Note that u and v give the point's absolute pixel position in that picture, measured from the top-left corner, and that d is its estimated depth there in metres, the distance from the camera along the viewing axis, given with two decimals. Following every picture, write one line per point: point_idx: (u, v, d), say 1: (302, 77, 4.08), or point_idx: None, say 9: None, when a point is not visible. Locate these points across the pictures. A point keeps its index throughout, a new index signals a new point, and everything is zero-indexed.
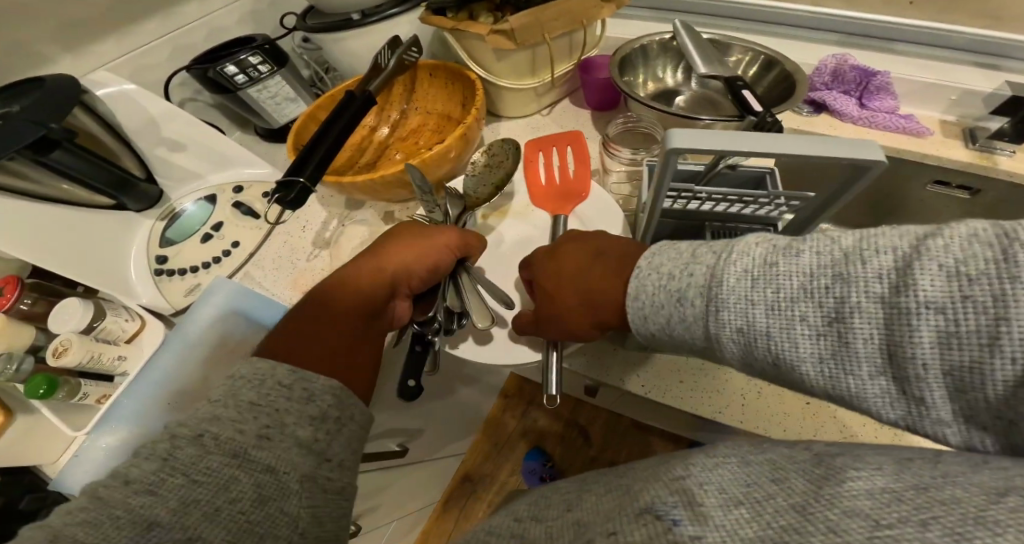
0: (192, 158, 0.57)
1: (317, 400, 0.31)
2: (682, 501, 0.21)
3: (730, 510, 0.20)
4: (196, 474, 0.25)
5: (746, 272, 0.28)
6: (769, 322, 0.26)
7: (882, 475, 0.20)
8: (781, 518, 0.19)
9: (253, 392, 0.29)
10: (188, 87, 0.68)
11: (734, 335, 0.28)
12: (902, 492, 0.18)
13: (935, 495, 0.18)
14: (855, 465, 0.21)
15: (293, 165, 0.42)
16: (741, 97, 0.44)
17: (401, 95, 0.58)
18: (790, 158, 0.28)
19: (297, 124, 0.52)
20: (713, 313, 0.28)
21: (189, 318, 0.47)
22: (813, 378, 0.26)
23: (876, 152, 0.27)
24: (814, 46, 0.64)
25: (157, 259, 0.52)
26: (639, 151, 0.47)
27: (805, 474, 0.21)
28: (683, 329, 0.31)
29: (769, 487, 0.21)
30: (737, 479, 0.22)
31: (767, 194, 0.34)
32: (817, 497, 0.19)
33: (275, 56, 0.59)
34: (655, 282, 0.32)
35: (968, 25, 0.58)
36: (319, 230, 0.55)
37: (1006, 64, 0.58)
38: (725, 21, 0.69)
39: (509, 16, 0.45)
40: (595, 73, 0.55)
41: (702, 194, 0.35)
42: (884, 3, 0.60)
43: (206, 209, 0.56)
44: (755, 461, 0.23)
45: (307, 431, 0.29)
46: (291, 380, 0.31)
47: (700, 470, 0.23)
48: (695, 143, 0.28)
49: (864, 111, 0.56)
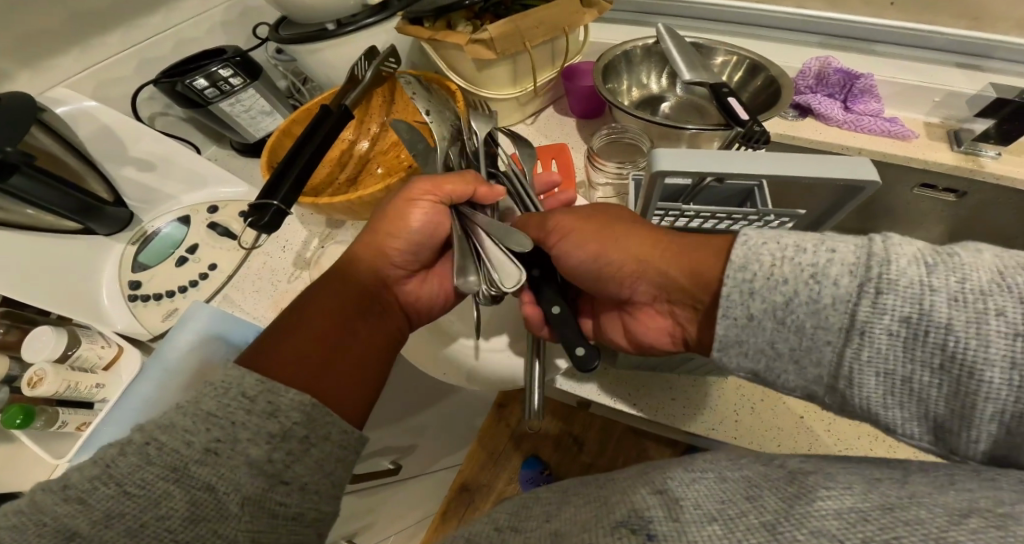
0: (163, 177, 0.55)
1: (279, 415, 0.28)
2: (658, 517, 0.22)
3: (706, 525, 0.21)
4: (130, 485, 0.24)
5: (919, 258, 0.24)
6: (950, 313, 0.22)
7: (851, 495, 0.20)
8: (751, 538, 0.19)
9: (213, 401, 0.27)
10: (158, 101, 0.65)
11: (893, 326, 0.23)
12: (868, 512, 0.19)
13: (900, 515, 0.18)
14: (827, 484, 0.21)
15: (267, 186, 0.40)
16: (728, 105, 0.43)
17: (381, 108, 0.57)
18: (779, 178, 0.27)
19: (271, 141, 0.50)
20: (870, 296, 0.24)
21: (166, 343, 0.44)
22: (994, 390, 0.21)
23: (871, 173, 0.27)
24: (798, 48, 0.64)
25: (130, 285, 0.50)
26: (626, 166, 0.46)
27: (779, 492, 0.21)
28: (812, 317, 0.26)
29: (741, 504, 0.21)
30: (712, 495, 0.22)
31: (756, 212, 0.33)
32: (787, 515, 0.20)
33: (247, 69, 0.57)
34: (772, 251, 0.27)
35: (949, 26, 0.58)
36: (299, 250, 0.54)
37: (986, 64, 0.58)
38: (707, 25, 0.68)
39: (488, 25, 0.44)
40: (579, 80, 0.54)
41: (691, 211, 0.35)
42: (863, 3, 0.60)
43: (181, 230, 0.53)
44: (732, 477, 0.23)
45: (260, 450, 0.26)
46: (255, 391, 0.28)
47: (677, 485, 0.24)
48: (681, 167, 0.27)
49: (850, 115, 0.56)
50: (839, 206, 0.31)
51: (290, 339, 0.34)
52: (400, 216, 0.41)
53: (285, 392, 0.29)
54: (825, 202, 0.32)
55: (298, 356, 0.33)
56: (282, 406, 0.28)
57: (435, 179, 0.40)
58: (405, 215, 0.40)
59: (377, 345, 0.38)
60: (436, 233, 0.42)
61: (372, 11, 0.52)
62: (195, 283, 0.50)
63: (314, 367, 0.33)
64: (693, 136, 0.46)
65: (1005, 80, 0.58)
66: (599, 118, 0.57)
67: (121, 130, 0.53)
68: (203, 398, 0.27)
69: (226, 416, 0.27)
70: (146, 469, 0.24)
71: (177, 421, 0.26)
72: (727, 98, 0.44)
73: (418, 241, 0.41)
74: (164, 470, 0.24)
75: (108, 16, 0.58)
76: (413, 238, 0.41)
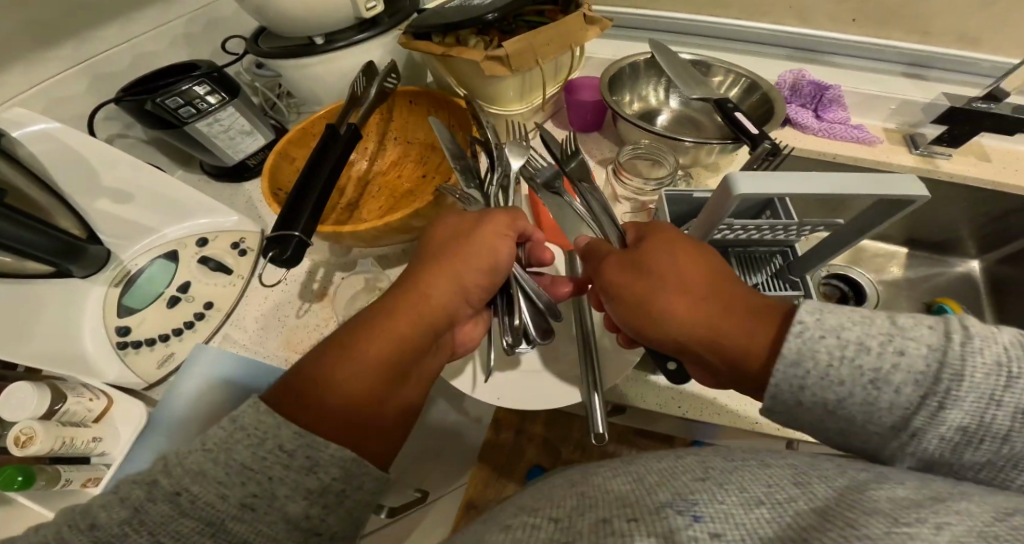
0: (140, 208, 0.52)
1: (318, 471, 0.27)
2: (701, 500, 0.22)
3: (751, 510, 0.21)
4: (162, 537, 0.24)
5: (997, 365, 0.23)
6: (1010, 423, 0.23)
7: (903, 488, 0.22)
8: (801, 517, 0.21)
9: (247, 454, 0.26)
10: (115, 121, 0.62)
11: (950, 432, 0.24)
12: (922, 502, 0.20)
13: (949, 506, 0.20)
14: (883, 482, 0.23)
15: (283, 218, 0.39)
16: (735, 117, 0.46)
17: (379, 126, 0.56)
18: (838, 197, 0.30)
19: (269, 165, 0.48)
20: (933, 406, 0.24)
21: (175, 392, 0.42)
22: None
23: (922, 188, 0.30)
24: (771, 61, 0.70)
25: (117, 331, 0.47)
26: (649, 182, 0.48)
27: (830, 482, 0.23)
28: (867, 414, 0.26)
29: (790, 490, 0.23)
30: (757, 481, 0.23)
31: (796, 224, 0.35)
32: (840, 502, 0.21)
33: (225, 85, 0.54)
34: (833, 352, 0.27)
35: (903, 40, 0.65)
36: (303, 282, 0.52)
37: (928, 74, 0.65)
38: (687, 39, 0.73)
39: (503, 42, 0.44)
40: (580, 96, 0.54)
41: (739, 227, 0.36)
42: (830, 20, 0.66)
43: (168, 268, 0.51)
44: (778, 468, 0.25)
45: (298, 506, 0.26)
46: (292, 444, 0.27)
47: (721, 473, 0.24)
48: (756, 188, 0.29)
49: (822, 123, 0.60)
50: (877, 222, 0.33)
51: (342, 378, 0.32)
52: (485, 249, 0.40)
53: (325, 446, 0.28)
54: (860, 217, 0.34)
55: (353, 396, 0.32)
56: (320, 461, 0.27)
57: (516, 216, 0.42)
58: (493, 246, 0.40)
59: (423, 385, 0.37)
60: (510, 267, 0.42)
61: (362, 27, 0.51)
62: (190, 324, 0.48)
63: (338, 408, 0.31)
64: (695, 147, 0.49)
65: (948, 87, 0.65)
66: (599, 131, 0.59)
67: (86, 150, 0.49)
68: (234, 450, 0.26)
69: (261, 470, 0.26)
70: (180, 521, 0.24)
71: (203, 468, 0.26)
72: (732, 112, 0.47)
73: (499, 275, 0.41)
74: (200, 524, 0.25)
75: (57, 31, 0.53)
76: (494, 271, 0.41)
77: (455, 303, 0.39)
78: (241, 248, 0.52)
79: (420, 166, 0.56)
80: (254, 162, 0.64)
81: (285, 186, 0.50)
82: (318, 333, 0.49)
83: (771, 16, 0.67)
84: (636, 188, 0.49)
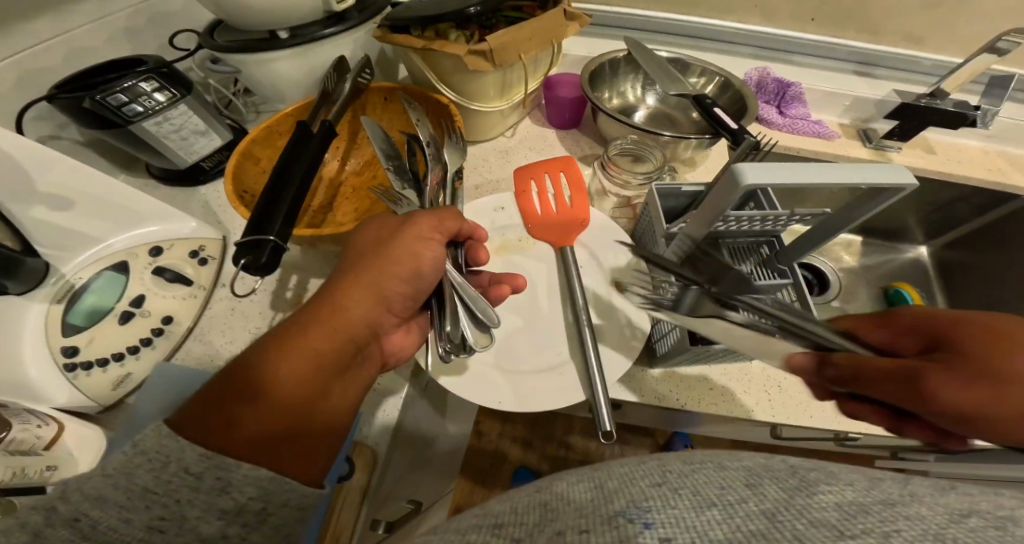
0: (81, 216, 0.49)
1: (232, 491, 0.26)
2: (654, 506, 0.19)
3: (702, 512, 0.19)
4: None
5: None
6: None
7: (850, 489, 0.20)
8: (753, 523, 0.18)
9: (150, 477, 0.25)
10: (46, 122, 0.57)
11: None
12: (868, 506, 0.18)
13: (900, 510, 0.18)
14: (827, 480, 0.20)
15: (255, 221, 0.36)
16: (714, 112, 0.51)
17: (351, 125, 0.56)
18: (829, 185, 0.32)
19: (231, 167, 0.45)
20: None
21: (139, 416, 0.43)
22: None
23: (910, 177, 0.33)
24: (740, 58, 0.75)
25: (64, 352, 0.44)
26: (637, 176, 0.51)
27: (779, 482, 0.20)
28: None
29: (743, 492, 0.20)
30: (711, 482, 0.21)
31: (786, 214, 0.38)
32: (789, 506, 0.18)
33: (175, 81, 0.51)
34: None
35: (853, 38, 0.72)
36: (275, 291, 0.53)
37: (876, 71, 0.73)
38: (660, 37, 0.77)
39: (487, 36, 0.44)
40: (560, 91, 0.58)
41: (734, 218, 0.37)
42: (792, 21, 0.72)
43: (117, 281, 0.48)
44: (731, 466, 0.22)
45: (212, 526, 0.25)
46: (200, 467, 0.26)
47: (677, 475, 0.21)
48: (760, 178, 0.31)
49: (786, 119, 0.63)
50: (855, 215, 0.36)
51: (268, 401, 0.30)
52: (406, 254, 0.40)
53: (238, 465, 0.26)
54: (842, 208, 0.37)
55: (274, 411, 0.31)
56: (233, 480, 0.26)
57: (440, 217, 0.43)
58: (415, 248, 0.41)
59: (348, 399, 0.36)
60: (435, 271, 0.43)
61: (330, 21, 0.49)
62: (147, 342, 0.47)
63: (254, 424, 0.29)
64: (674, 141, 0.51)
65: (899, 85, 0.73)
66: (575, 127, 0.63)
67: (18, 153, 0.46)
68: (135, 471, 0.25)
69: (164, 493, 0.24)
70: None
71: (104, 492, 0.24)
72: (710, 108, 0.51)
73: (421, 280, 0.41)
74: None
75: None
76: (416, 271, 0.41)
77: (374, 311, 0.39)
78: (200, 257, 0.51)
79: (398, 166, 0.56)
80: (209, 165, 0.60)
81: (252, 188, 0.48)
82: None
83: (737, 14, 0.72)
84: (623, 182, 0.52)
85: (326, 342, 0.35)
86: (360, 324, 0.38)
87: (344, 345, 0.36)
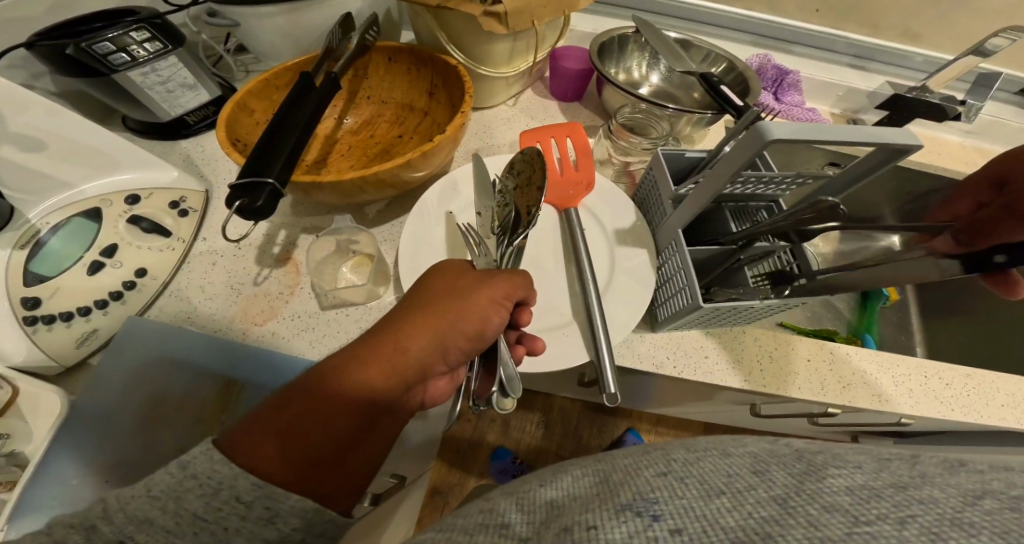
0: (53, 156, 0.54)
1: (278, 522, 0.30)
2: (661, 498, 0.21)
3: (711, 500, 0.20)
4: None
5: None
6: None
7: (862, 473, 0.21)
8: (762, 509, 0.19)
9: (199, 504, 0.29)
10: (22, 70, 0.62)
11: None
12: (882, 489, 0.19)
13: (913, 493, 0.19)
14: (837, 464, 0.22)
15: (254, 165, 0.41)
16: (719, 89, 0.55)
17: (361, 84, 0.64)
18: (833, 143, 0.34)
19: (225, 114, 0.52)
20: None
21: (103, 369, 0.50)
22: None
23: (915, 138, 0.34)
24: (739, 44, 0.88)
25: (24, 303, 0.48)
26: (648, 141, 0.58)
27: (787, 468, 0.22)
28: None
29: (750, 478, 0.21)
30: (719, 471, 0.22)
31: (781, 174, 0.42)
32: (800, 491, 0.20)
33: (166, 33, 0.54)
34: None
35: (841, 29, 0.86)
36: (261, 246, 0.59)
37: (866, 65, 0.87)
38: (666, 18, 0.89)
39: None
40: (564, 63, 0.66)
41: (748, 176, 0.40)
42: (800, 13, 0.85)
43: (91, 225, 0.54)
44: (737, 454, 0.24)
45: (271, 533, 0.30)
46: (251, 496, 0.30)
47: (682, 466, 0.23)
48: (783, 132, 0.32)
49: (783, 104, 0.72)
50: (872, 168, 0.39)
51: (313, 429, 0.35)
52: (476, 314, 0.43)
53: (285, 498, 0.30)
54: (841, 174, 0.41)
55: (318, 438, 0.35)
56: (281, 513, 0.30)
57: (510, 284, 0.46)
58: (481, 311, 0.43)
59: (382, 438, 0.40)
60: (496, 333, 0.45)
61: None
62: (117, 295, 0.52)
63: (297, 446, 0.33)
64: (678, 113, 0.58)
65: (886, 76, 0.87)
66: (574, 100, 0.71)
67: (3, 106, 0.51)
68: (185, 498, 0.28)
69: (214, 520, 0.28)
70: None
71: (149, 515, 0.28)
72: (716, 85, 0.56)
73: (481, 338, 0.44)
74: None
75: None
76: (475, 332, 0.43)
77: (430, 361, 0.42)
78: (179, 208, 0.58)
79: (393, 126, 0.64)
80: (196, 119, 0.64)
81: (242, 137, 0.54)
82: (280, 302, 0.56)
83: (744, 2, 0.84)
84: (630, 146, 0.60)
85: (380, 381, 0.39)
86: (411, 373, 0.41)
87: (393, 385, 0.40)
